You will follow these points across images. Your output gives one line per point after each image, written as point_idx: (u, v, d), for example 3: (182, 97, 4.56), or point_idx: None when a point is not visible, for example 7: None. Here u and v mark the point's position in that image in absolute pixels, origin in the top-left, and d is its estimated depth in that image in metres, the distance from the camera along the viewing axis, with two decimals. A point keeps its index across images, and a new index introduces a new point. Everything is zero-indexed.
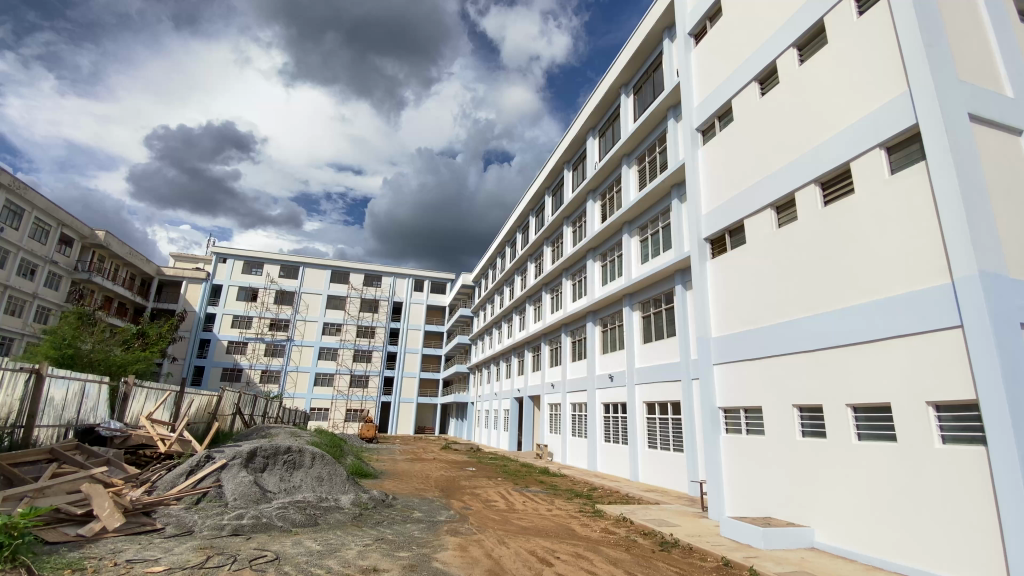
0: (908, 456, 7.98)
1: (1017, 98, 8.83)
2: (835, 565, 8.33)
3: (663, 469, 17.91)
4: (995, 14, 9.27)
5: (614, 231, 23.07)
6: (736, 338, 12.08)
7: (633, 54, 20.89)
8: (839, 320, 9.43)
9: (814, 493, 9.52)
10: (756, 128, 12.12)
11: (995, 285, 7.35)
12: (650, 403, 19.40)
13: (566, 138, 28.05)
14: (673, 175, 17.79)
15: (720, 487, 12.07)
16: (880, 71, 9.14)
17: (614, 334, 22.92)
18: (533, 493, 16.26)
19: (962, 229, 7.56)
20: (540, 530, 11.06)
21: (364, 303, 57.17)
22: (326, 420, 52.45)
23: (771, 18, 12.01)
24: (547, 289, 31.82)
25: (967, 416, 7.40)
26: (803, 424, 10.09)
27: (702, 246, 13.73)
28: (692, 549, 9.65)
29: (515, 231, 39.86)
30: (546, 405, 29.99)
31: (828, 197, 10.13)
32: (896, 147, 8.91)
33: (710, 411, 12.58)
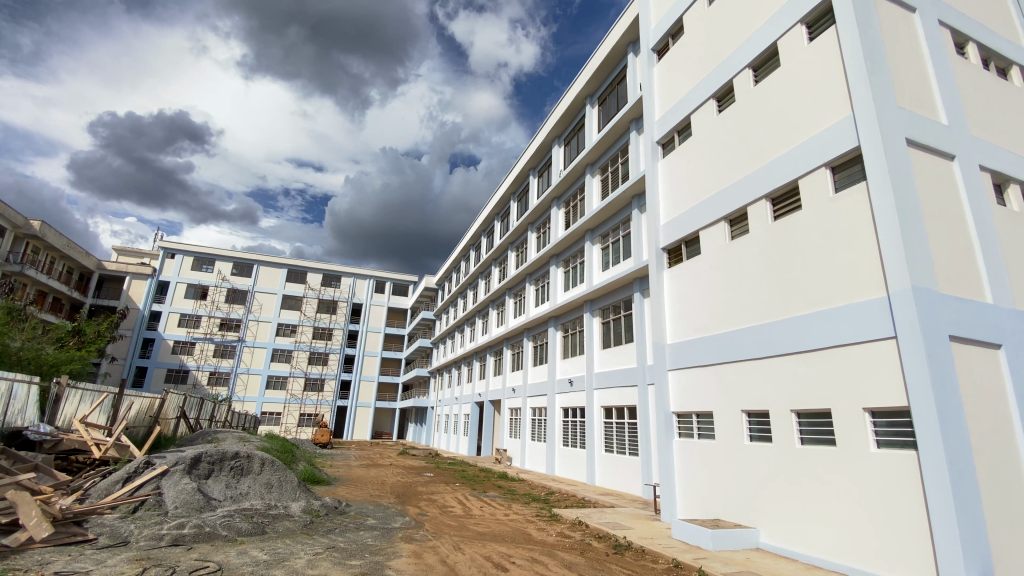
0: (847, 460, 8.41)
1: (950, 125, 9.53)
2: (778, 565, 8.68)
3: (619, 473, 18.21)
4: (933, 47, 10.00)
5: (576, 239, 23.39)
6: (689, 345, 12.46)
7: (598, 66, 21.30)
8: (785, 330, 9.88)
9: (761, 496, 9.89)
10: (714, 143, 12.58)
11: (927, 298, 7.87)
12: (608, 408, 19.73)
13: (532, 145, 28.30)
14: (634, 186, 18.24)
15: (672, 489, 12.37)
16: (827, 95, 9.70)
17: (574, 340, 23.20)
18: (491, 498, 16.19)
19: (897, 246, 8.07)
20: (496, 535, 11.00)
21: (322, 304, 55.60)
22: (278, 424, 50.57)
23: (729, 39, 12.51)
24: (510, 293, 31.89)
25: (899, 421, 7.91)
26: (751, 429, 10.49)
27: (659, 255, 14.11)
28: (644, 551, 9.85)
29: (480, 235, 39.77)
30: (506, 410, 29.98)
31: (778, 211, 10.63)
32: (840, 167, 9.45)
33: (664, 415, 12.91)
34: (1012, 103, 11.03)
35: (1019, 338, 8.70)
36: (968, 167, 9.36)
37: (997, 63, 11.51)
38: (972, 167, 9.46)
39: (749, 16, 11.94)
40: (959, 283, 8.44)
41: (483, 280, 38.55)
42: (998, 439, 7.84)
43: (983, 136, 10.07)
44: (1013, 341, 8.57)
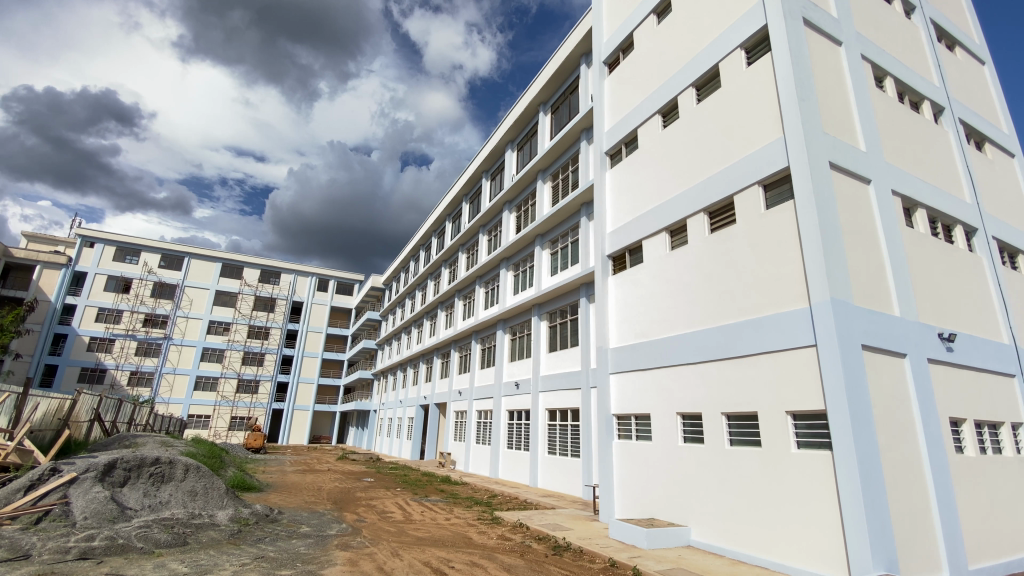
0: (770, 459, 8.96)
1: (867, 151, 10.41)
2: (706, 561, 9.08)
3: (561, 474, 18.45)
4: (856, 79, 10.91)
5: (526, 243, 23.60)
6: (631, 350, 12.84)
7: (552, 74, 21.63)
8: (717, 337, 10.40)
9: (693, 495, 10.34)
10: (658, 157, 13.10)
11: (843, 310, 8.52)
12: (552, 411, 20.00)
13: (485, 148, 28.31)
14: (583, 194, 18.67)
15: (611, 490, 12.68)
16: (761, 117, 10.34)
17: (522, 343, 23.38)
18: (432, 503, 15.92)
19: (819, 261, 8.69)
20: (436, 540, 10.85)
21: (259, 302, 52.86)
22: (206, 428, 47.57)
23: (674, 58, 13.08)
24: (459, 296, 31.68)
25: (817, 424, 8.48)
26: (684, 431, 10.96)
27: (605, 262, 14.46)
28: (582, 552, 10.02)
29: (430, 235, 39.25)
30: (451, 413, 29.72)
31: (715, 224, 11.20)
32: (771, 185, 10.08)
33: (605, 417, 13.24)
34: (921, 135, 12.18)
35: (921, 348, 9.58)
36: (882, 191, 10.23)
37: (910, 97, 12.71)
38: (886, 191, 10.35)
39: (694, 36, 12.52)
40: (871, 296, 9.20)
41: (432, 281, 38.02)
42: (902, 440, 8.58)
43: (896, 163, 11.06)
44: (916, 350, 9.43)
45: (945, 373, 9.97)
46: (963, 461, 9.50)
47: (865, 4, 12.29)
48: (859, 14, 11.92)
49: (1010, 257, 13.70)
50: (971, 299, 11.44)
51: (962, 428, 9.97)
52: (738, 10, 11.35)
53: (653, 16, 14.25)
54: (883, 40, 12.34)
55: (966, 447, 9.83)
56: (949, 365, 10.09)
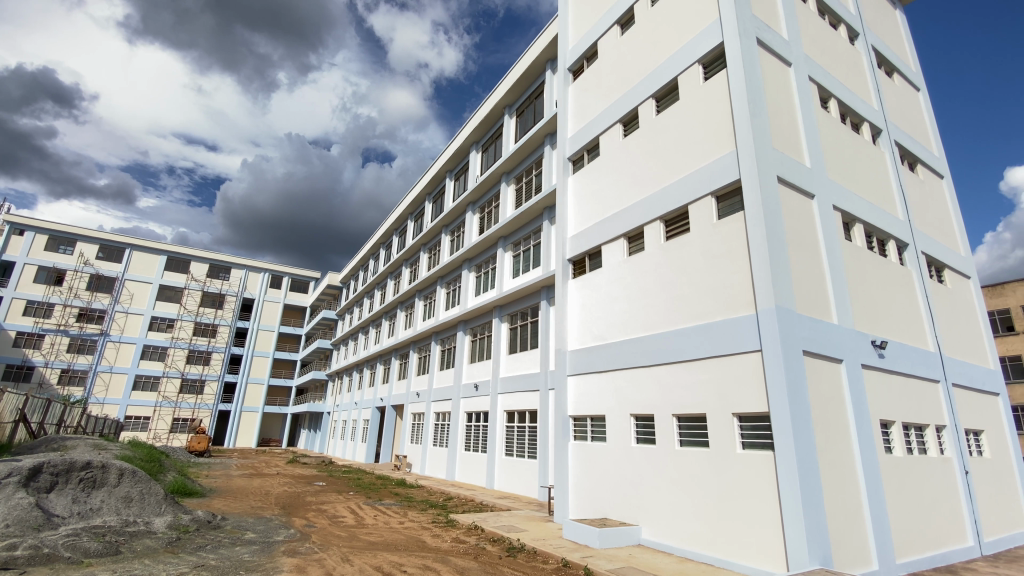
0: (716, 459, 9.31)
1: (811, 167, 11.01)
2: (656, 559, 9.32)
3: (517, 476, 18.54)
4: (803, 98, 11.53)
5: (489, 245, 23.60)
6: (589, 352, 13.06)
7: (517, 78, 21.77)
8: (670, 341, 10.72)
9: (644, 495, 10.61)
10: (619, 165, 13.40)
11: (786, 318, 8.96)
12: (510, 412, 20.06)
13: (449, 148, 28.13)
14: (546, 198, 18.85)
15: (566, 490, 12.83)
16: (716, 130, 10.77)
17: (482, 345, 23.34)
18: (386, 506, 15.59)
19: (766, 269, 9.11)
20: (387, 544, 10.66)
21: (207, 298, 50.40)
22: (145, 430, 44.89)
23: (636, 69, 13.43)
24: (419, 296, 31.28)
25: (760, 426, 8.88)
26: (637, 432, 11.24)
27: (565, 265, 14.64)
28: (536, 553, 10.09)
29: (391, 233, 38.56)
30: (408, 414, 29.31)
31: (670, 232, 11.57)
32: (722, 197, 10.50)
33: (562, 419, 13.39)
34: (861, 154, 13.00)
35: (856, 354, 10.20)
36: (824, 206, 10.84)
37: (852, 118, 13.53)
38: (828, 206, 10.96)
39: (656, 48, 12.89)
40: (812, 305, 9.73)
41: (392, 281, 37.35)
42: (837, 441, 9.10)
43: (838, 180, 11.74)
44: (851, 356, 10.03)
45: (877, 378, 10.64)
46: (891, 461, 10.15)
47: (813, 29, 13.00)
48: (807, 38, 12.62)
49: (937, 271, 14.78)
50: (902, 310, 12.27)
51: (891, 429, 10.65)
52: (697, 26, 11.79)
53: (617, 26, 14.58)
54: (829, 63, 13.10)
55: (895, 447, 10.51)
56: (881, 370, 10.78)
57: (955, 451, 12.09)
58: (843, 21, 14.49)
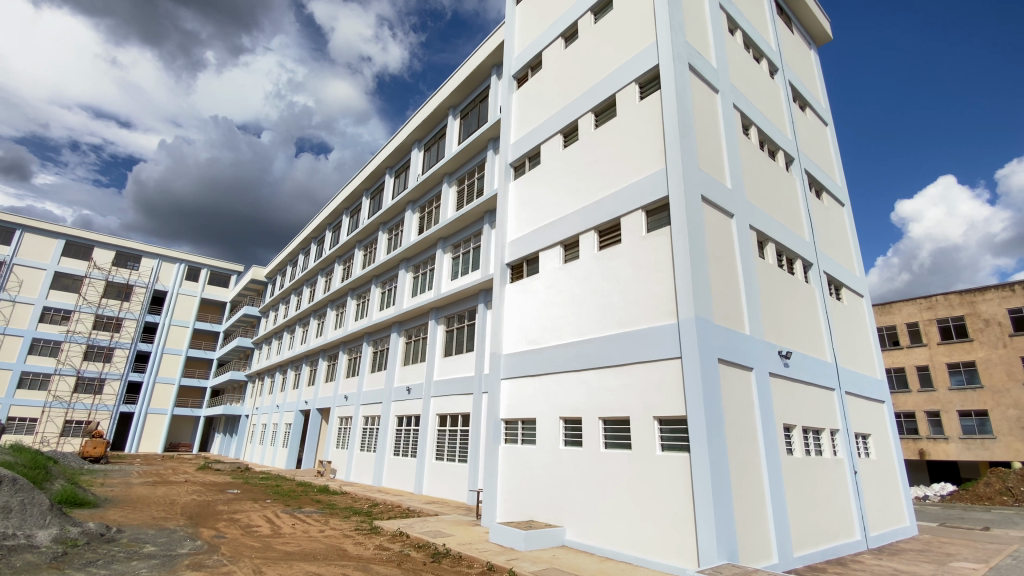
0: (638, 460, 9.72)
1: (732, 188, 11.83)
2: (578, 559, 9.58)
3: (446, 480, 18.39)
4: (727, 124, 12.38)
5: (427, 245, 23.29)
6: (522, 356, 13.23)
7: (462, 80, 21.76)
8: (599, 347, 11.09)
9: (569, 497, 10.91)
10: (557, 174, 13.75)
11: (705, 328, 9.53)
12: (442, 416, 19.86)
13: (390, 144, 27.53)
14: (487, 202, 18.92)
15: (495, 494, 12.86)
16: (648, 148, 11.32)
17: (416, 347, 22.93)
18: (306, 514, 14.89)
19: (688, 282, 9.66)
20: (305, 554, 10.15)
21: (111, 288, 45.96)
22: (29, 434, 40.04)
23: (577, 82, 13.86)
24: (352, 295, 30.24)
25: (678, 429, 9.35)
26: (565, 434, 11.51)
27: (503, 270, 14.75)
28: (461, 557, 10.01)
29: (324, 228, 36.97)
30: (335, 418, 28.19)
31: (603, 242, 11.98)
32: (652, 211, 11.03)
33: (494, 422, 13.43)
34: (775, 179, 14.14)
35: (765, 363, 11.05)
36: (742, 225, 11.66)
37: (769, 146, 14.69)
38: (745, 226, 11.82)
39: (596, 65, 13.37)
40: (727, 317, 10.42)
41: (323, 278, 35.82)
42: (745, 444, 9.78)
43: (754, 202, 12.70)
44: (760, 365, 10.84)
45: (782, 385, 11.57)
46: (792, 461, 11.07)
47: (739, 61, 14.05)
48: (733, 69, 13.60)
49: (836, 289, 16.35)
50: (805, 324, 13.45)
51: (793, 433, 11.62)
52: (634, 47, 12.35)
53: (561, 40, 14.97)
54: (751, 93, 14.19)
55: (795, 449, 11.45)
56: (785, 377, 11.73)
57: (846, 453, 13.37)
58: (764, 56, 15.73)
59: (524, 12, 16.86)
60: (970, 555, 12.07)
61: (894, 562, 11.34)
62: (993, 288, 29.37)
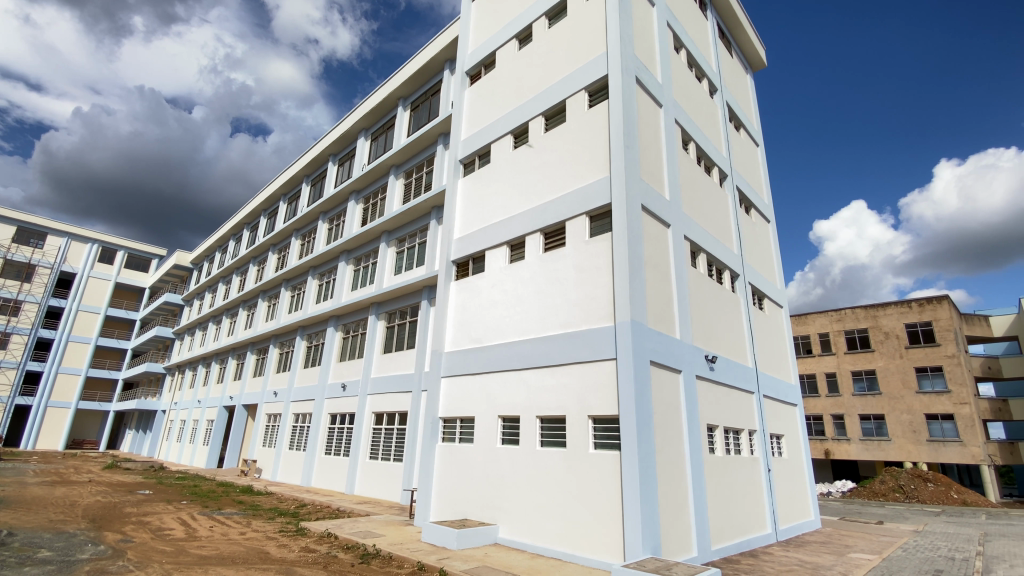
0: (572, 458, 9.96)
1: (670, 200, 12.38)
2: (510, 557, 9.67)
3: (380, 480, 17.99)
4: (668, 138, 12.96)
5: (371, 238, 22.66)
6: (464, 354, 13.19)
7: (414, 72, 21.37)
8: (539, 347, 11.27)
9: (504, 495, 11.00)
10: (506, 174, 13.83)
11: (639, 332, 9.92)
12: (378, 414, 19.41)
13: (335, 131, 26.54)
14: (434, 198, 18.70)
15: (429, 493, 12.72)
16: (594, 155, 11.64)
17: (354, 343, 22.27)
18: (226, 516, 14.05)
19: (626, 286, 10.02)
20: (223, 558, 9.59)
21: (8, 268, 41.62)
22: None
23: (529, 85, 14.00)
24: (286, 286, 28.89)
25: (610, 427, 9.67)
26: (502, 433, 11.58)
27: (449, 267, 14.62)
28: (391, 557, 9.81)
29: (258, 214, 35.03)
30: (262, 415, 26.79)
31: (548, 245, 12.18)
32: (596, 217, 11.34)
33: (431, 420, 13.29)
34: (709, 194, 14.95)
35: (692, 366, 11.65)
36: (677, 235, 12.24)
37: (706, 161, 15.49)
38: (680, 236, 12.40)
39: (548, 69, 13.57)
40: (660, 321, 10.89)
41: (255, 266, 33.95)
42: (672, 443, 10.27)
43: (690, 215, 13.40)
44: (688, 368, 11.42)
45: (707, 387, 12.25)
46: (713, 459, 11.75)
47: (682, 79, 14.75)
48: (677, 85, 14.26)
49: (760, 299, 17.51)
50: (731, 331, 14.32)
51: (715, 433, 12.33)
52: (586, 56, 12.65)
53: (515, 41, 15.06)
54: (692, 110, 14.94)
55: (717, 448, 12.16)
56: (710, 380, 12.44)
57: (761, 452, 14.36)
58: (705, 75, 16.59)
59: (480, 9, 16.82)
60: (864, 547, 13.35)
61: (799, 554, 12.30)
62: (893, 304, 32.59)
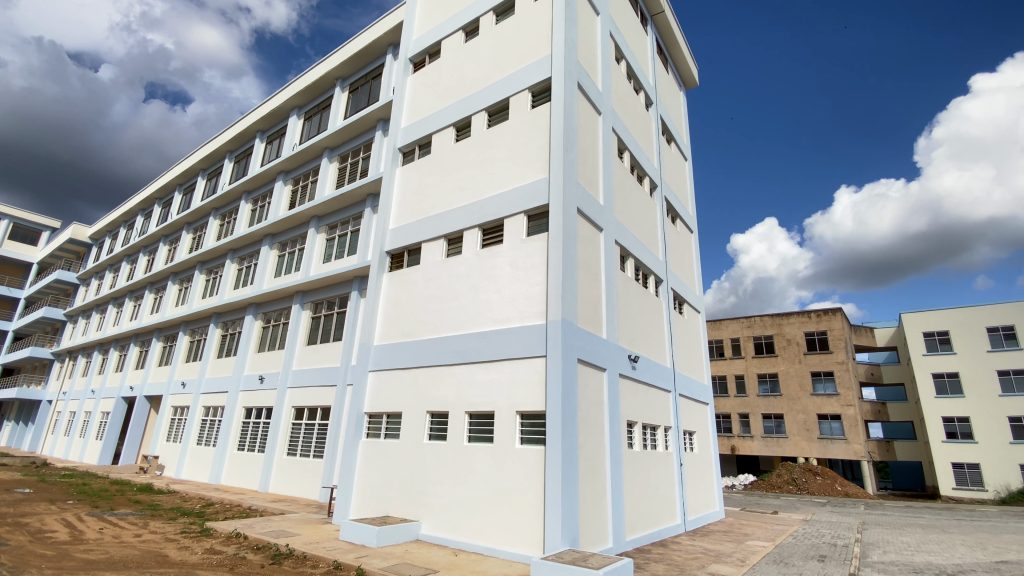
0: (498, 454, 10.05)
1: (604, 204, 12.81)
2: (431, 553, 9.61)
3: (297, 477, 17.21)
4: (605, 144, 13.39)
5: (299, 222, 21.53)
6: (394, 347, 12.90)
7: (354, 53, 20.54)
8: (471, 342, 11.27)
9: (427, 491, 10.90)
10: (446, 168, 13.68)
11: (569, 331, 10.19)
12: (299, 408, 18.54)
13: (264, 106, 24.95)
14: (370, 185, 18.10)
15: (349, 490, 12.34)
16: (534, 155, 11.81)
17: (275, 333, 21.11)
18: (120, 517, 12.82)
19: (559, 286, 10.24)
20: (113, 562, 8.74)
21: None
22: None
23: (473, 80, 13.93)
24: (200, 269, 26.81)
25: (537, 422, 9.87)
26: (430, 428, 11.47)
27: (382, 257, 14.22)
28: (305, 557, 9.41)
29: (172, 188, 32.21)
30: (167, 407, 24.71)
31: (485, 241, 12.19)
32: (533, 216, 11.52)
33: (356, 415, 12.91)
34: (640, 202, 15.62)
35: (617, 365, 12.14)
36: (609, 240, 12.69)
37: (638, 170, 16.16)
38: (612, 241, 12.87)
39: (493, 65, 13.56)
40: (588, 321, 11.23)
41: (165, 245, 31.21)
42: (594, 438, 10.64)
43: (621, 220, 13.95)
44: (613, 367, 11.89)
45: (628, 386, 12.81)
46: (631, 454, 12.32)
47: (621, 89, 15.33)
48: (616, 96, 14.78)
49: (680, 304, 18.57)
50: (653, 333, 15.10)
51: (634, 429, 12.94)
52: (531, 56, 12.76)
53: (461, 33, 14.91)
54: (628, 119, 15.55)
55: (635, 443, 12.78)
56: (632, 379, 13.03)
57: (675, 447, 15.27)
58: (642, 88, 17.31)
59: None
60: (761, 535, 14.55)
61: (704, 542, 13.19)
62: (795, 314, 35.82)
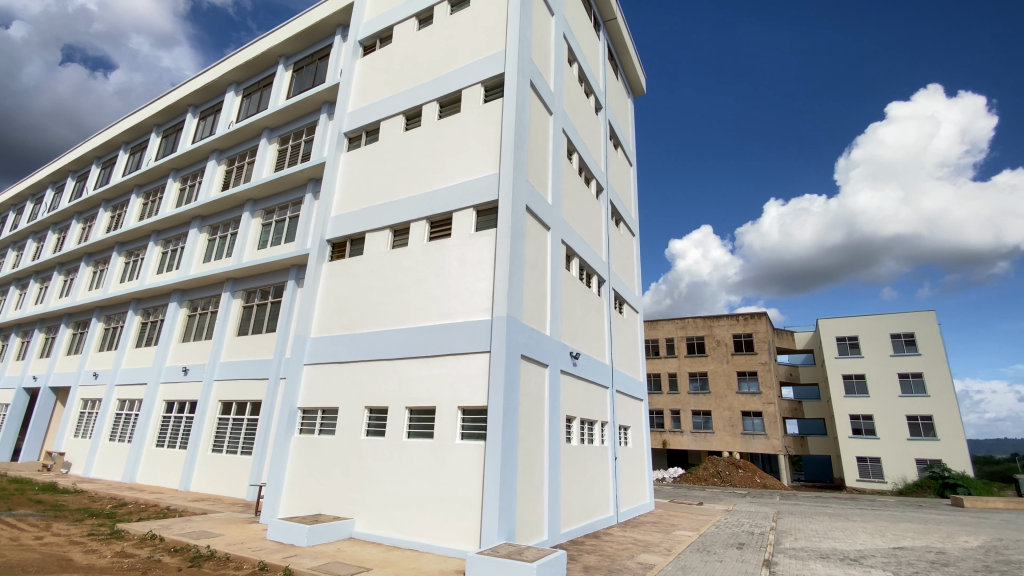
0: (437, 449, 9.98)
1: (551, 203, 12.99)
2: (364, 551, 9.40)
3: (222, 475, 16.29)
4: (555, 144, 13.57)
5: (233, 205, 20.31)
6: (332, 340, 12.49)
7: (299, 31, 19.63)
8: (414, 336, 11.11)
9: (363, 488, 10.66)
10: (394, 157, 13.37)
11: (514, 328, 10.26)
12: (226, 403, 17.55)
13: (198, 79, 23.32)
14: (312, 170, 17.36)
15: (279, 488, 11.84)
16: (484, 150, 11.78)
17: (202, 322, 19.83)
18: (16, 519, 11.61)
19: (505, 282, 10.28)
20: (6, 567, 7.92)
21: None
22: None
23: (425, 69, 13.69)
24: (119, 251, 24.73)
25: (478, 418, 9.88)
26: (368, 424, 11.20)
27: (323, 246, 13.69)
28: (228, 558, 8.94)
29: (88, 161, 29.46)
30: (75, 400, 22.61)
31: (433, 234, 12.04)
32: (482, 212, 11.50)
33: (289, 410, 12.38)
34: (586, 204, 15.95)
35: (558, 362, 12.37)
36: (555, 238, 12.88)
37: (586, 171, 16.49)
38: (558, 240, 13.07)
39: (446, 56, 13.38)
40: (532, 318, 11.37)
41: (79, 224, 28.52)
42: (533, 433, 10.80)
43: (568, 220, 14.20)
44: (555, 363, 12.11)
45: (568, 382, 13.08)
46: (568, 449, 12.60)
47: (572, 91, 15.58)
48: (567, 97, 15.01)
49: (620, 304, 19.19)
50: (594, 331, 15.52)
51: (573, 424, 13.24)
52: (485, 50, 12.71)
53: (415, 20, 14.60)
54: (578, 121, 15.83)
55: (573, 438, 13.08)
56: (572, 375, 13.31)
57: (611, 442, 15.79)
58: (593, 92, 17.69)
59: None
60: (686, 525, 15.33)
61: (635, 533, 13.72)
62: (726, 317, 37.99)
